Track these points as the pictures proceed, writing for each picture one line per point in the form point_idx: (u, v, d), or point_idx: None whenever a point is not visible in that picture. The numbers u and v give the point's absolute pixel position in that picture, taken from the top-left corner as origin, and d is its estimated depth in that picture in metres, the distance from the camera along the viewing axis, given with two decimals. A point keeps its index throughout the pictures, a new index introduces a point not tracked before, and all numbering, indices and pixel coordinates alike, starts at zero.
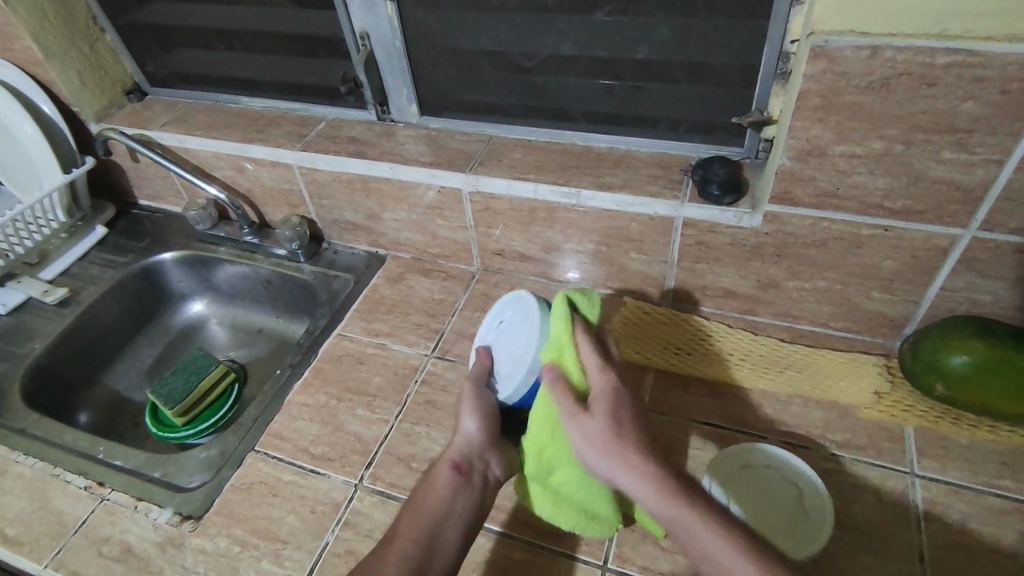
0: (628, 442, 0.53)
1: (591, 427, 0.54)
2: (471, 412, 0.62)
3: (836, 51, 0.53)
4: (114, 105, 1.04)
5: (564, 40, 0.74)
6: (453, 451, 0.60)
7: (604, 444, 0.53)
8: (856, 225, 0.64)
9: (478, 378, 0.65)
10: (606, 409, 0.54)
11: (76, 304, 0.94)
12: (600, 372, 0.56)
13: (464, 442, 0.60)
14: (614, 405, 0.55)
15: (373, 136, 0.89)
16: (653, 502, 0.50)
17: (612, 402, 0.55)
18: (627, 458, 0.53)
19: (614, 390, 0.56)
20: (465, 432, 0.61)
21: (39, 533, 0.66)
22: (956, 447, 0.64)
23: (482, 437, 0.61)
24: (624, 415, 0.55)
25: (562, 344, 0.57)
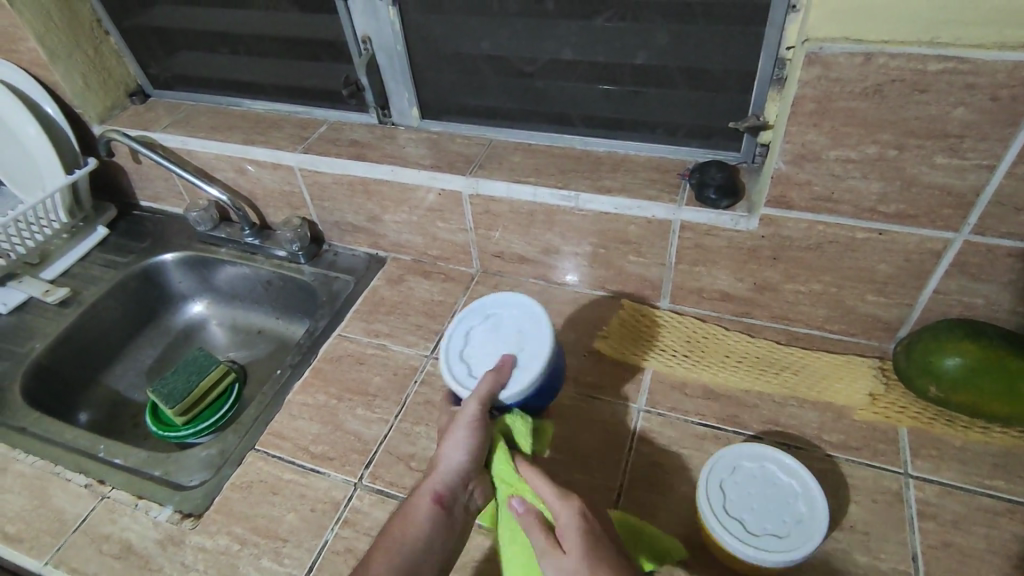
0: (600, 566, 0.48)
1: (562, 562, 0.49)
2: (461, 437, 0.55)
3: (831, 58, 0.54)
4: (117, 107, 1.05)
5: (564, 46, 0.76)
6: (435, 480, 0.54)
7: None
8: (850, 228, 0.65)
9: (484, 398, 0.57)
10: (578, 543, 0.49)
11: (77, 304, 0.94)
12: (562, 501, 0.52)
13: (446, 471, 0.55)
14: (585, 534, 0.50)
15: (374, 138, 0.90)
16: None
17: (582, 530, 0.50)
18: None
19: (581, 519, 0.50)
20: (447, 462, 0.55)
21: (39, 530, 0.67)
22: (949, 448, 0.64)
23: (466, 468, 0.55)
24: (597, 539, 0.50)
25: (515, 482, 0.55)
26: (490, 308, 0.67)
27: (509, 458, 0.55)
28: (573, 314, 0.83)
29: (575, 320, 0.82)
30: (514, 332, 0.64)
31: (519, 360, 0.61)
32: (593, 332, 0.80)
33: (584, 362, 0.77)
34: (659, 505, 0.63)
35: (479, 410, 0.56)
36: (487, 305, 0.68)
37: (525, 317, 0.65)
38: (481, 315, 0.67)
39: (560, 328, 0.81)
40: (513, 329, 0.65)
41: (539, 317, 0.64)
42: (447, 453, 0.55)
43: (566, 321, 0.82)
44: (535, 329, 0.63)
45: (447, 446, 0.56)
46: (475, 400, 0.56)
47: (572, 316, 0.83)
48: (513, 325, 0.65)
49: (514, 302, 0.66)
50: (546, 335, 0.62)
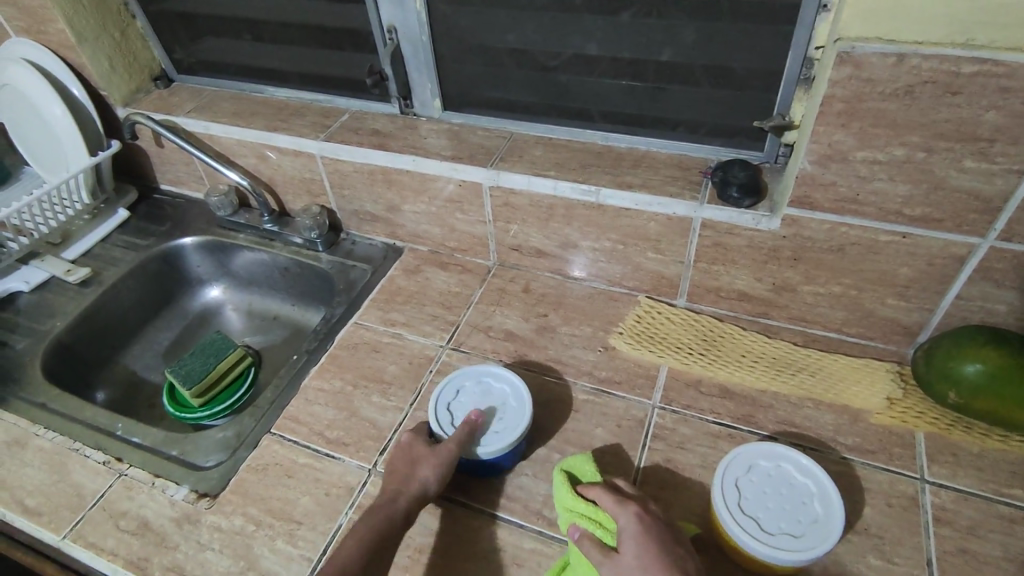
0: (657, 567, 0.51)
1: (620, 566, 0.52)
2: (436, 467, 0.61)
3: (862, 57, 0.54)
4: (141, 91, 1.06)
5: (590, 40, 0.76)
6: (406, 495, 0.60)
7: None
8: (873, 231, 0.65)
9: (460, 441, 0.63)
10: (636, 548, 0.52)
11: (97, 284, 0.95)
12: (618, 508, 0.55)
13: (417, 492, 0.60)
14: (644, 540, 0.52)
15: (395, 128, 0.91)
16: None
17: (642, 536, 0.53)
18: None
19: (637, 523, 0.53)
20: (419, 483, 0.60)
21: (58, 504, 0.68)
22: (966, 455, 0.64)
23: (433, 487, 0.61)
24: (656, 542, 0.52)
25: (574, 505, 0.58)
26: (484, 376, 0.71)
27: (567, 484, 0.58)
28: (589, 308, 0.83)
29: (591, 314, 0.82)
30: (499, 403, 0.68)
31: (494, 432, 0.65)
32: (608, 327, 0.80)
33: (599, 358, 0.77)
34: (671, 500, 0.63)
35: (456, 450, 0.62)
36: (482, 373, 0.71)
37: (511, 392, 0.69)
38: (475, 379, 0.70)
39: (576, 323, 0.81)
40: (499, 400, 0.68)
41: (525, 396, 0.68)
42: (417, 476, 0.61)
43: (581, 316, 0.82)
44: (519, 407, 0.67)
45: (419, 470, 0.61)
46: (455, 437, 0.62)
47: (588, 311, 0.83)
48: (499, 397, 0.68)
49: (506, 378, 0.70)
50: (525, 416, 0.66)
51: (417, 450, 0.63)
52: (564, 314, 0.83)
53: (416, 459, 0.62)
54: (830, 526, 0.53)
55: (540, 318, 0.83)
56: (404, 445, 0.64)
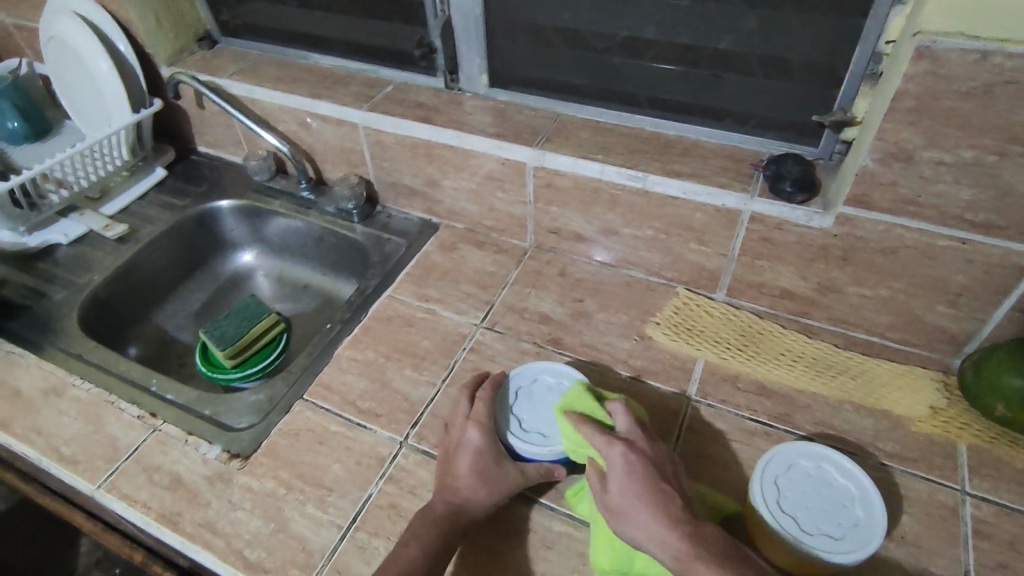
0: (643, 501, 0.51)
1: (609, 502, 0.53)
2: (468, 478, 0.59)
3: (942, 53, 0.52)
4: (185, 51, 1.06)
5: (648, 23, 0.74)
6: (445, 509, 0.58)
7: (621, 524, 0.52)
8: (931, 235, 0.63)
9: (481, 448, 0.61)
10: (621, 484, 0.53)
11: (134, 241, 0.96)
12: (604, 446, 0.55)
13: (461, 511, 0.58)
14: (629, 476, 0.53)
15: (440, 102, 0.89)
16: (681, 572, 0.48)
17: (627, 473, 0.53)
18: (644, 518, 0.50)
19: (623, 460, 0.54)
20: (474, 504, 0.58)
21: (93, 454, 0.68)
22: (1009, 469, 0.63)
23: (471, 497, 0.58)
24: (643, 474, 0.53)
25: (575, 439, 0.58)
26: (511, 382, 0.68)
27: (569, 417, 0.59)
28: (626, 297, 0.82)
29: (628, 303, 0.81)
30: (549, 390, 0.67)
31: None
32: (645, 317, 0.79)
33: (635, 347, 0.76)
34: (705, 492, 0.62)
35: (478, 457, 0.60)
36: (508, 385, 0.68)
37: (548, 373, 0.69)
38: (509, 393, 0.67)
39: (612, 310, 0.81)
40: (548, 390, 0.67)
41: (564, 369, 0.68)
42: (477, 494, 0.58)
43: (618, 303, 0.81)
44: (570, 384, 0.67)
45: (480, 491, 0.59)
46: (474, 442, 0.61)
47: (624, 299, 0.82)
48: (546, 388, 0.67)
49: (529, 372, 0.69)
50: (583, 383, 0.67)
51: (485, 462, 0.60)
52: (600, 300, 0.82)
53: (481, 473, 0.59)
54: (872, 533, 0.53)
55: (575, 303, 0.82)
56: (474, 452, 0.60)
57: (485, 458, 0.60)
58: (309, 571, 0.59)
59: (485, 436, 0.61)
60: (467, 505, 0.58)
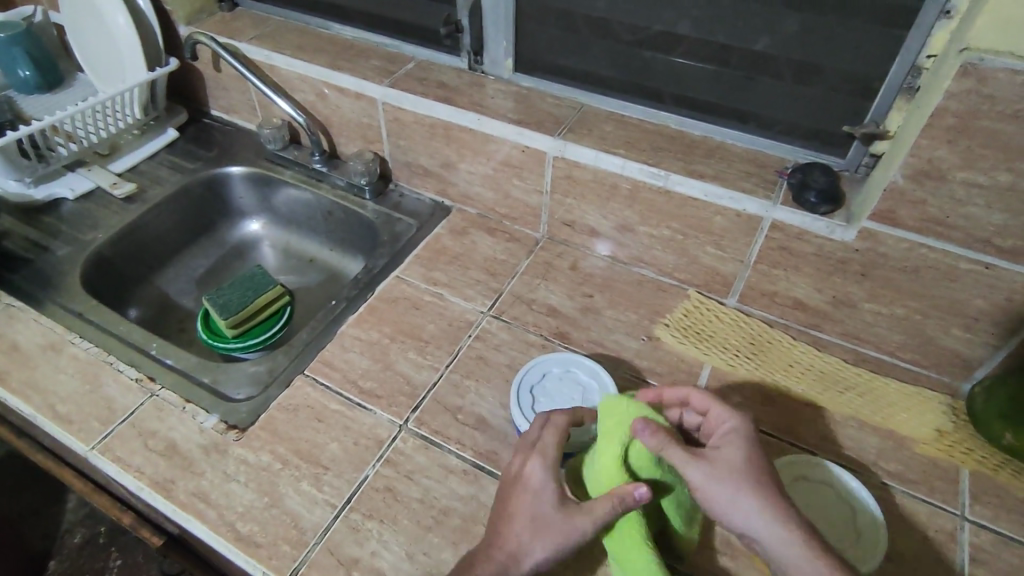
0: (761, 488, 0.50)
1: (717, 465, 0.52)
2: (525, 527, 0.52)
3: (988, 71, 0.51)
4: (205, 11, 1.03)
5: (683, 19, 0.73)
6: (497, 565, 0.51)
7: (725, 484, 0.51)
8: (954, 257, 0.62)
9: (540, 489, 0.54)
10: (741, 450, 0.53)
11: (141, 202, 0.95)
12: (734, 414, 0.56)
13: (517, 567, 0.51)
14: (752, 444, 0.54)
15: (462, 83, 0.88)
16: (783, 549, 0.48)
17: (751, 442, 0.54)
18: (760, 505, 0.49)
19: (749, 431, 0.54)
20: (531, 559, 0.51)
21: (89, 415, 0.68)
22: (1011, 499, 0.62)
23: (524, 551, 0.51)
24: (754, 457, 0.53)
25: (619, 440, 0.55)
26: (519, 385, 0.68)
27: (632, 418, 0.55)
28: (637, 296, 0.81)
29: (638, 302, 0.80)
30: (556, 377, 0.69)
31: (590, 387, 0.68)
32: (655, 317, 0.79)
33: (642, 347, 0.75)
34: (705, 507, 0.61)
35: (537, 503, 0.53)
36: (517, 389, 0.67)
37: (546, 365, 0.70)
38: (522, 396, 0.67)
39: (621, 308, 0.80)
40: (555, 379, 0.69)
41: (559, 356, 0.70)
42: (535, 546, 0.51)
43: (628, 302, 0.80)
44: (569, 367, 0.70)
45: (533, 541, 0.51)
46: (535, 483, 0.54)
47: (635, 298, 0.81)
48: (552, 379, 0.69)
49: (529, 371, 0.69)
50: (583, 362, 0.70)
51: (547, 510, 0.53)
52: (610, 297, 0.81)
53: (543, 523, 0.52)
54: (875, 535, 0.56)
55: (585, 298, 0.81)
56: (535, 494, 0.54)
57: (548, 505, 0.53)
58: (301, 549, 0.58)
59: (549, 474, 0.54)
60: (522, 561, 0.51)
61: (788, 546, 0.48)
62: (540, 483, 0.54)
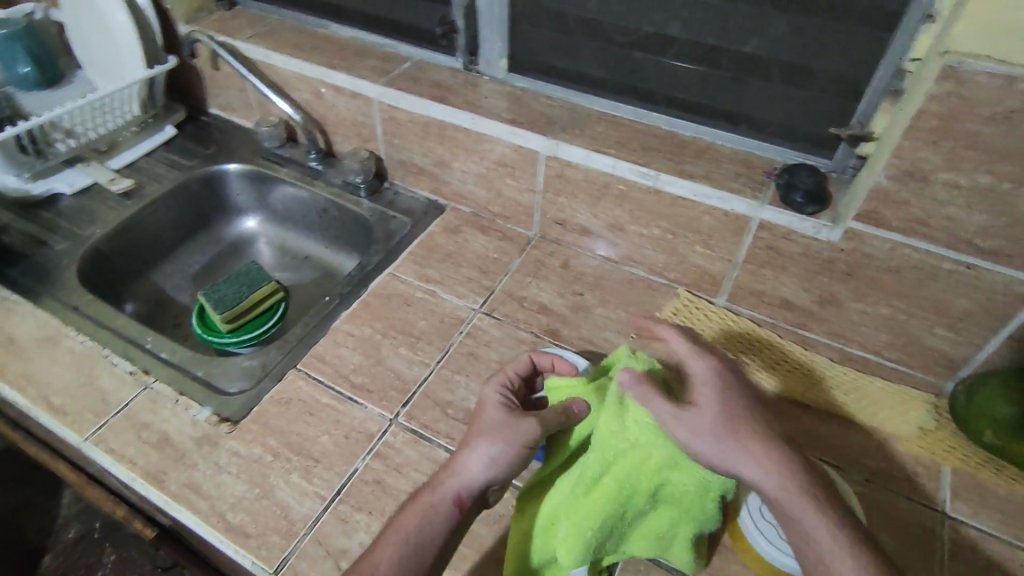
0: (745, 431, 0.49)
1: (697, 416, 0.49)
2: (473, 436, 0.53)
3: (968, 74, 0.52)
4: (204, 9, 1.04)
5: (674, 20, 0.74)
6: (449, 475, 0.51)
7: (708, 435, 0.48)
8: (937, 257, 0.63)
9: (490, 403, 0.56)
10: (711, 395, 0.51)
11: (139, 198, 0.96)
12: (696, 356, 0.54)
13: (466, 470, 0.51)
14: (721, 386, 0.52)
15: (456, 83, 0.89)
16: (777, 493, 0.47)
17: (721, 382, 0.52)
18: (746, 448, 0.48)
19: (716, 371, 0.53)
20: (472, 464, 0.51)
21: (83, 406, 0.68)
22: (992, 496, 0.63)
23: (473, 455, 0.52)
24: (731, 400, 0.51)
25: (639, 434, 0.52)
26: None
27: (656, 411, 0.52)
28: (627, 294, 0.82)
29: (628, 300, 0.81)
30: None
31: None
32: (644, 315, 0.79)
33: (631, 345, 0.76)
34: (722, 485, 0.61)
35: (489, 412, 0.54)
36: None
37: None
38: None
39: (611, 306, 0.81)
40: None
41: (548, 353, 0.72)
42: (476, 449, 0.52)
43: (618, 300, 0.81)
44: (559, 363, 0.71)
45: (479, 443, 0.52)
46: (487, 401, 0.56)
47: (625, 296, 0.82)
48: None
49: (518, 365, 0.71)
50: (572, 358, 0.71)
51: (490, 414, 0.54)
52: (600, 295, 0.82)
53: (483, 427, 0.53)
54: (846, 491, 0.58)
55: (575, 296, 0.82)
56: (490, 406, 0.55)
57: (494, 410, 0.54)
58: (290, 539, 0.59)
59: (499, 391, 0.57)
60: (464, 470, 0.51)
61: (787, 495, 0.47)
62: (492, 397, 0.56)
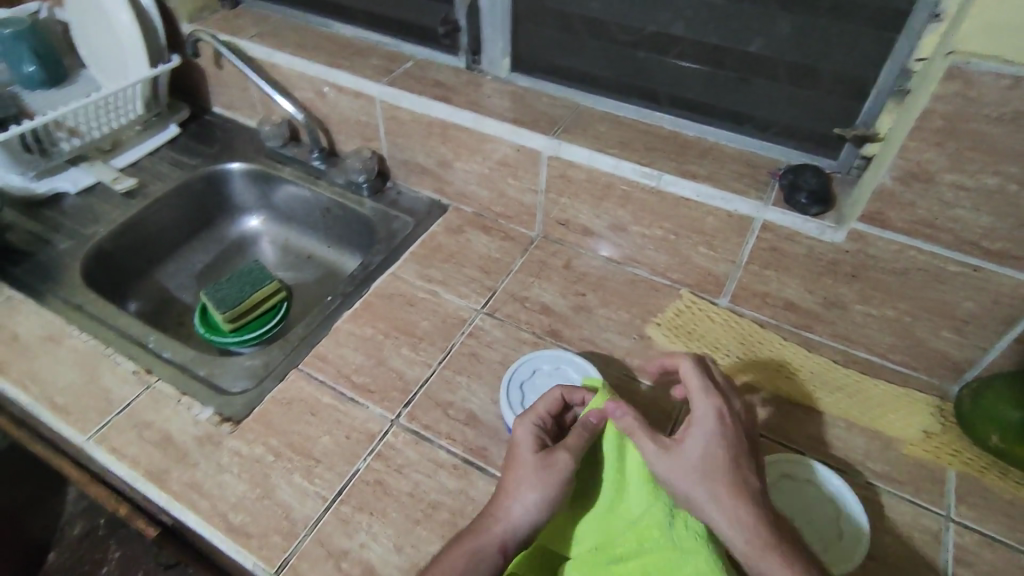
0: (723, 481, 0.50)
1: (680, 460, 0.52)
2: (514, 482, 0.53)
3: (974, 74, 0.51)
4: (207, 9, 1.05)
5: (677, 20, 0.73)
6: (493, 522, 0.52)
7: (683, 482, 0.51)
8: (943, 259, 0.62)
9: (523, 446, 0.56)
10: (700, 440, 0.52)
11: (143, 197, 0.96)
12: (701, 397, 0.55)
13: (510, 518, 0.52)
14: (716, 430, 0.53)
15: (459, 82, 0.88)
16: (740, 540, 0.48)
17: (717, 426, 0.53)
18: (719, 496, 0.50)
19: (715, 416, 0.54)
20: (513, 512, 0.52)
21: (86, 405, 0.69)
22: (998, 500, 0.63)
23: (518, 503, 0.52)
24: (718, 450, 0.52)
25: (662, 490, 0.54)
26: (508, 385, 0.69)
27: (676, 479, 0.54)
28: (629, 295, 0.82)
29: (631, 301, 0.81)
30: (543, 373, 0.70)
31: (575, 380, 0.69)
32: (647, 316, 0.79)
33: (634, 346, 0.76)
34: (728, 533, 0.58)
35: (528, 457, 0.55)
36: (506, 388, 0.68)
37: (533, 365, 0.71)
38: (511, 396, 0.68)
39: (614, 306, 0.80)
40: (542, 376, 0.70)
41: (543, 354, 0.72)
42: (516, 497, 0.52)
43: (620, 301, 0.81)
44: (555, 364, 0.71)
45: (522, 491, 0.52)
46: (520, 445, 0.56)
47: (627, 297, 0.81)
48: (540, 377, 0.70)
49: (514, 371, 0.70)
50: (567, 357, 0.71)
51: (529, 459, 0.54)
52: (602, 296, 0.82)
53: (524, 474, 0.53)
54: (858, 525, 0.57)
55: (578, 297, 0.81)
56: (523, 450, 0.55)
57: (531, 454, 0.55)
58: (291, 540, 0.59)
59: (530, 433, 0.57)
60: (507, 518, 0.52)
61: (750, 542, 0.48)
62: (524, 438, 0.56)
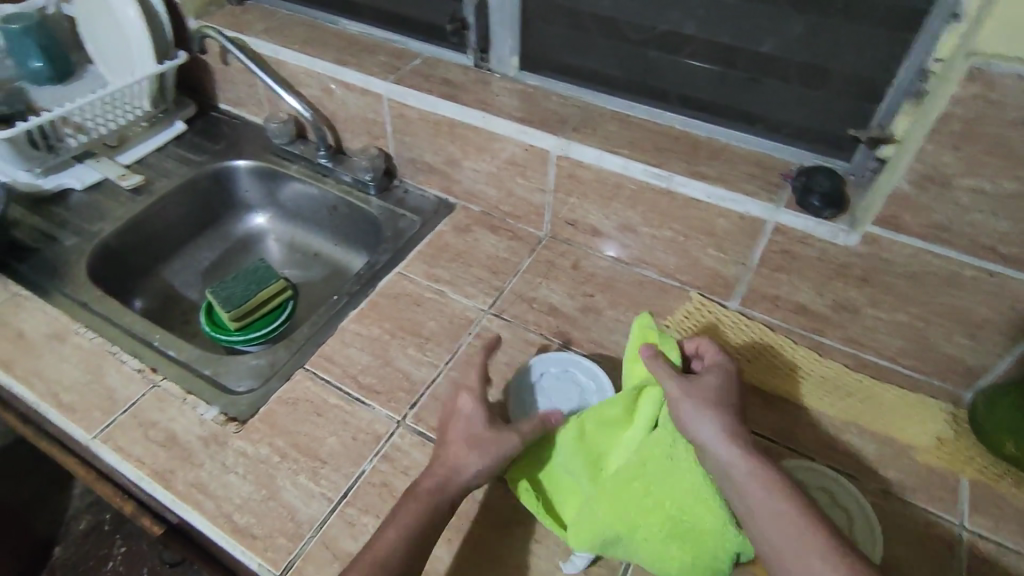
0: (725, 411, 0.56)
1: (690, 390, 0.58)
2: (464, 450, 0.56)
3: (994, 77, 0.50)
4: (214, 4, 1.04)
5: (689, 19, 0.72)
6: (439, 481, 0.55)
7: (692, 406, 0.56)
8: (959, 264, 0.61)
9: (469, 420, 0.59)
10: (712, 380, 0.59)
11: (148, 194, 0.95)
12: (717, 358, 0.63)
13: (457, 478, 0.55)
14: (726, 376, 0.60)
15: (467, 80, 0.88)
16: (735, 461, 0.52)
17: (727, 376, 0.61)
18: (717, 420, 0.55)
19: (728, 371, 0.61)
20: (461, 473, 0.55)
21: (91, 404, 0.68)
22: (1011, 508, 0.62)
23: (466, 467, 0.55)
24: (723, 388, 0.59)
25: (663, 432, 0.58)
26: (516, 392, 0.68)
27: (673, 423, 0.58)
28: (638, 296, 0.81)
29: (639, 302, 0.80)
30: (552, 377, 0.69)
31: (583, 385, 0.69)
32: (655, 318, 0.78)
33: None
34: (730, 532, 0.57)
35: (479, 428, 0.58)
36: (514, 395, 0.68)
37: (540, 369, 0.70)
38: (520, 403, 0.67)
39: (622, 308, 0.80)
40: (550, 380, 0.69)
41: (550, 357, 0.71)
42: (464, 461, 0.56)
43: (628, 302, 0.80)
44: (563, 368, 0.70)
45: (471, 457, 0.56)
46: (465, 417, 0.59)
47: (636, 298, 0.81)
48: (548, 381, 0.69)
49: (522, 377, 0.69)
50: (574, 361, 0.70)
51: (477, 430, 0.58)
52: (611, 297, 0.81)
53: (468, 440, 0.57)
54: (872, 530, 0.56)
55: (585, 298, 0.81)
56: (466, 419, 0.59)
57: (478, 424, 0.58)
58: (296, 541, 0.59)
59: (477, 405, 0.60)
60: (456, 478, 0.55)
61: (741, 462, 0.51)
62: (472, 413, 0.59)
